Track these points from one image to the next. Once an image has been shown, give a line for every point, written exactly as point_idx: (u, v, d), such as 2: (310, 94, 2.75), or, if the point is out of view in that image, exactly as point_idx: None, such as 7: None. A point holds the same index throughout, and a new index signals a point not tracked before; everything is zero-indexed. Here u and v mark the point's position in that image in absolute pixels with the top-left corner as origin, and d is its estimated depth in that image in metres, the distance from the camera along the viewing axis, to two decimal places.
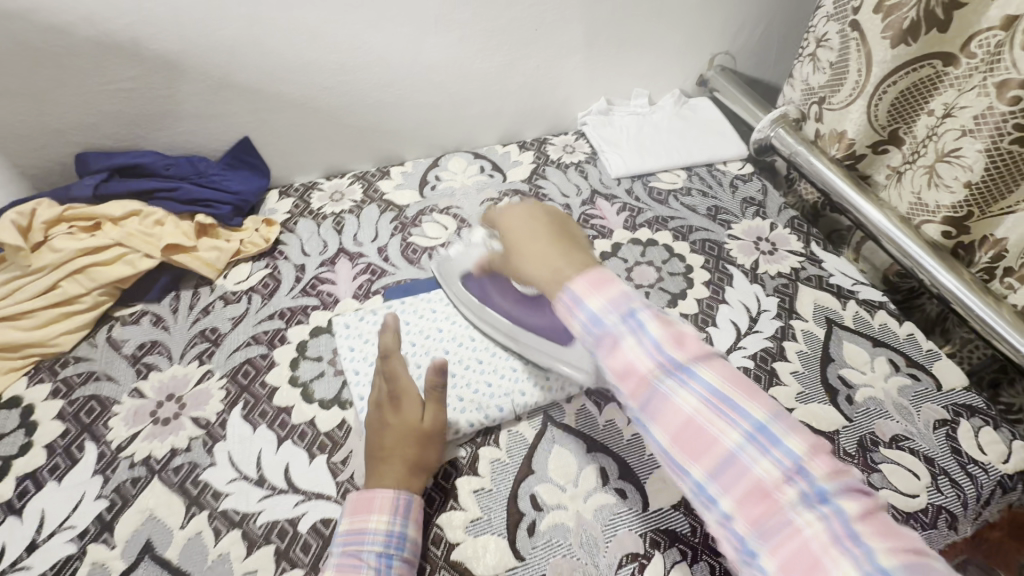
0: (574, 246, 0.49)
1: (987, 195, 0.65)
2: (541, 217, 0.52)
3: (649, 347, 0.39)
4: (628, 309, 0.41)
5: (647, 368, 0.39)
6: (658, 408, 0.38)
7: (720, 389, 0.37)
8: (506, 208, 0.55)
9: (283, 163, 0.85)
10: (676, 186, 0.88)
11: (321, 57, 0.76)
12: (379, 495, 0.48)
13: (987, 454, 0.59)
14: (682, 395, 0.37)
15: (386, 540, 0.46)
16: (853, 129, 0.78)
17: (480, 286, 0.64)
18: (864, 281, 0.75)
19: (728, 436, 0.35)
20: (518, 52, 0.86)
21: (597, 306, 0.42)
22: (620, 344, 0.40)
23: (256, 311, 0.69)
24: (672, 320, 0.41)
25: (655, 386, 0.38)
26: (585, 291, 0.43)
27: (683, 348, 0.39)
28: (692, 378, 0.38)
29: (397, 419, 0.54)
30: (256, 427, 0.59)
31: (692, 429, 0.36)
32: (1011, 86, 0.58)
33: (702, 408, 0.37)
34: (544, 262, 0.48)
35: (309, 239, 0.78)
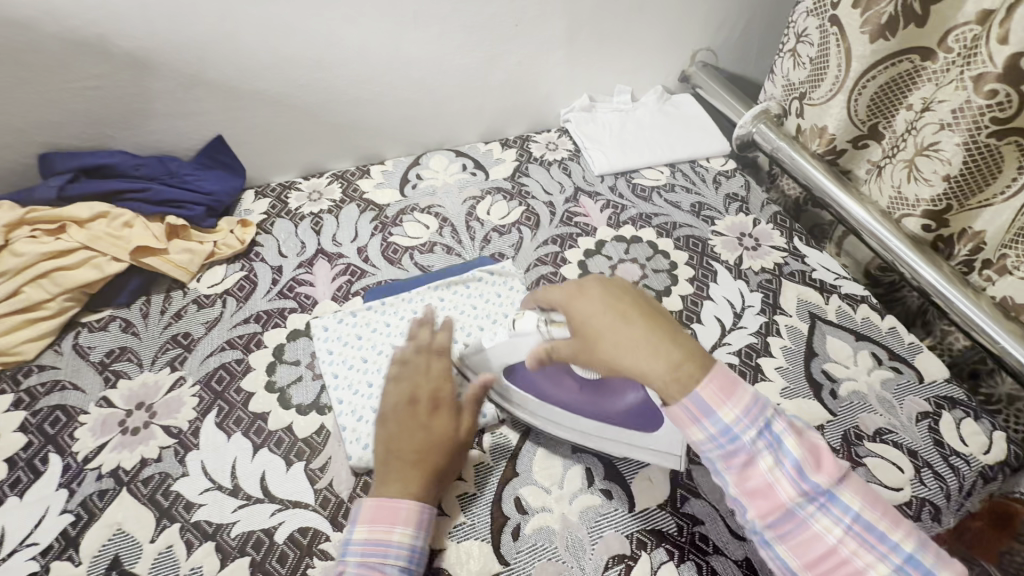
0: (672, 327, 0.44)
1: (966, 187, 0.65)
2: (621, 292, 0.46)
3: (790, 470, 0.38)
4: (762, 421, 0.40)
5: (789, 493, 0.38)
6: (799, 534, 0.37)
7: (863, 515, 0.37)
8: (577, 284, 0.48)
9: (259, 162, 0.83)
10: (659, 183, 0.88)
11: (297, 53, 0.74)
12: (405, 507, 0.47)
13: (968, 446, 0.59)
14: (824, 522, 0.37)
15: (408, 555, 0.46)
16: (833, 125, 0.78)
17: (531, 381, 0.56)
18: (846, 275, 0.75)
19: (875, 567, 0.36)
20: (499, 48, 0.84)
21: (729, 417, 0.40)
22: (756, 463, 0.39)
23: (231, 315, 0.67)
24: (803, 432, 0.41)
25: (796, 512, 0.37)
26: (713, 399, 0.40)
27: (822, 468, 0.38)
28: (835, 505, 0.37)
29: (434, 423, 0.52)
30: (231, 435, 0.57)
31: (835, 558, 0.36)
32: (988, 80, 0.58)
33: (846, 536, 0.37)
34: (657, 356, 0.42)
35: (287, 240, 0.76)
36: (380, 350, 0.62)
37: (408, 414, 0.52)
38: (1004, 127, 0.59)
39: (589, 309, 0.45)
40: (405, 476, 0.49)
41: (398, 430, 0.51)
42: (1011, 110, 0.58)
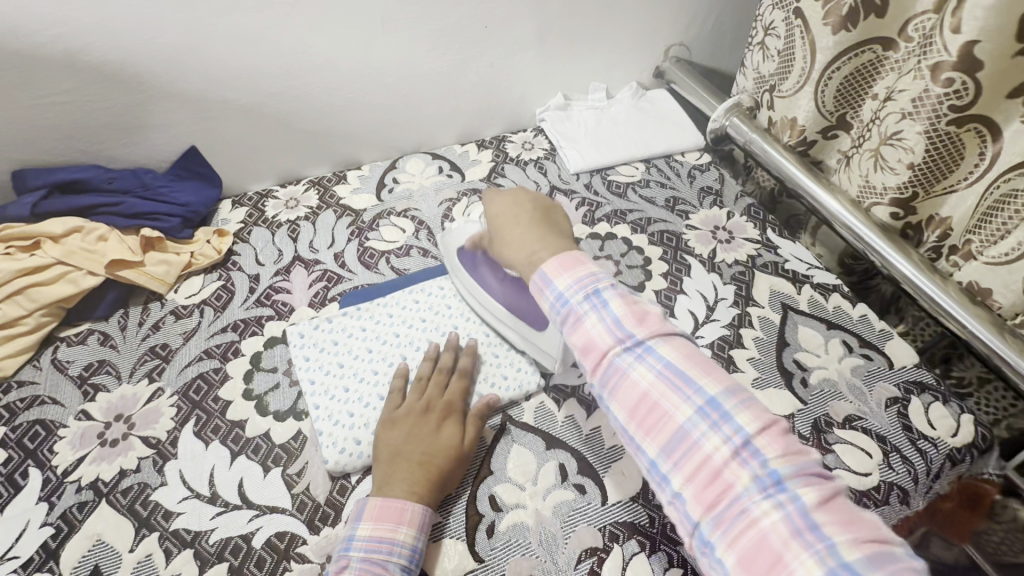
0: (551, 231, 0.57)
1: (930, 175, 0.66)
2: (523, 202, 0.61)
3: (610, 324, 0.46)
4: (593, 288, 0.48)
5: (608, 344, 0.46)
6: (619, 382, 0.44)
7: (672, 364, 0.44)
8: (498, 193, 0.63)
9: (235, 171, 0.84)
10: (634, 179, 0.89)
11: (267, 63, 0.75)
12: (409, 508, 0.49)
13: (936, 429, 0.60)
14: (639, 369, 0.44)
15: (408, 555, 0.47)
16: (803, 116, 0.79)
17: (473, 259, 0.66)
18: (818, 265, 0.76)
19: (677, 407, 0.42)
20: (470, 50, 0.85)
21: (564, 285, 0.49)
22: (584, 321, 0.48)
23: (209, 324, 0.68)
24: (635, 300, 0.48)
25: (615, 361, 0.45)
26: (555, 271, 0.51)
27: (641, 324, 0.46)
28: (648, 354, 0.44)
29: (442, 430, 0.54)
30: (208, 443, 0.57)
31: (648, 401, 0.43)
32: (944, 69, 0.58)
33: (655, 380, 0.43)
34: (523, 247, 0.56)
35: (264, 248, 0.76)
36: (357, 355, 0.63)
37: (421, 421, 0.55)
38: (962, 115, 0.60)
39: (496, 212, 0.61)
40: (411, 477, 0.51)
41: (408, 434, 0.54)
42: (968, 98, 0.58)
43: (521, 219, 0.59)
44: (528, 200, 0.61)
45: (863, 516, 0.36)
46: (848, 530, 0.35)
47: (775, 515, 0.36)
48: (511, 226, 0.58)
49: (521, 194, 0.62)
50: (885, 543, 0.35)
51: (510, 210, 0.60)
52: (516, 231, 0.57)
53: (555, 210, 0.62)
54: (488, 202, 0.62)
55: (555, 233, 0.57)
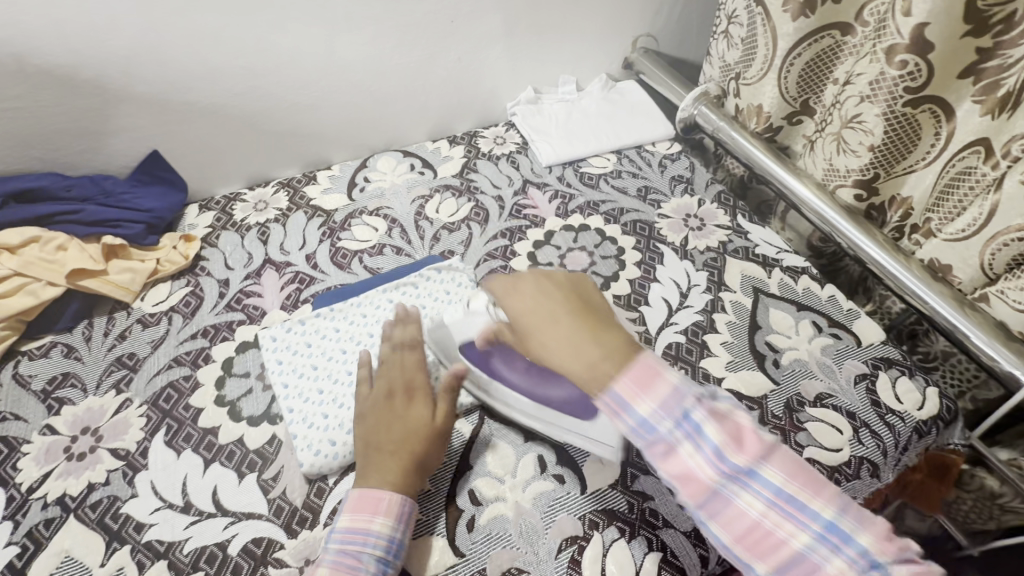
0: (599, 327, 0.46)
1: (890, 156, 0.67)
2: (549, 289, 0.49)
3: (709, 455, 0.39)
4: (680, 410, 0.41)
5: (709, 477, 0.39)
6: (724, 513, 0.39)
7: (783, 489, 0.38)
8: (508, 280, 0.52)
9: (201, 175, 0.82)
10: (606, 170, 0.89)
11: (227, 62, 0.73)
12: (385, 497, 0.48)
13: (904, 403, 0.62)
14: (747, 499, 0.38)
15: (384, 546, 0.47)
16: (768, 103, 0.80)
17: (486, 358, 0.58)
18: (787, 248, 0.78)
19: (796, 537, 0.37)
20: (436, 45, 0.84)
21: (645, 408, 0.41)
22: (676, 450, 0.40)
23: (178, 332, 0.66)
24: (726, 413, 0.41)
25: (718, 493, 0.39)
26: (631, 393, 0.42)
27: (742, 448, 0.39)
28: (755, 481, 0.39)
29: (410, 411, 0.54)
30: (180, 452, 0.56)
31: (759, 532, 0.38)
32: (899, 51, 0.59)
33: (769, 512, 0.38)
34: (578, 355, 0.45)
35: (233, 252, 0.75)
36: (331, 356, 0.62)
37: (386, 406, 0.54)
38: (917, 96, 0.61)
39: (519, 307, 0.49)
40: (386, 465, 0.50)
41: (377, 421, 0.53)
42: (921, 80, 0.60)
43: (557, 312, 0.47)
44: (551, 286, 0.50)
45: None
46: None
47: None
48: (548, 327, 0.47)
49: (541, 279, 0.51)
50: None
51: (536, 304, 0.48)
52: (557, 334, 0.46)
53: (588, 289, 0.52)
54: (498, 290, 0.51)
55: (606, 327, 0.47)
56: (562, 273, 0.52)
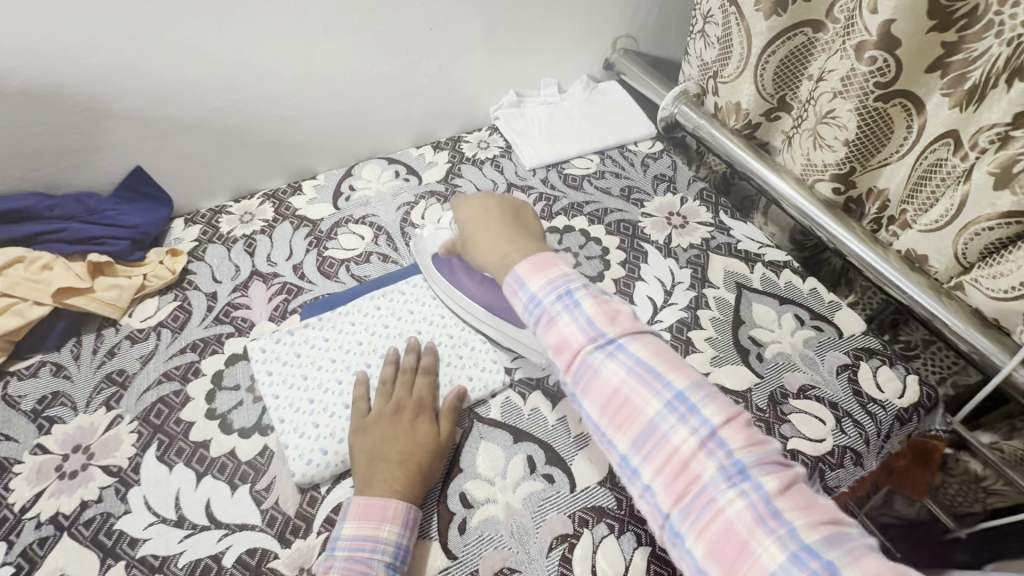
0: (520, 232, 0.58)
1: (865, 150, 0.69)
2: (491, 207, 0.61)
3: (584, 326, 0.47)
4: (565, 289, 0.48)
5: (580, 342, 0.46)
6: (590, 379, 0.45)
7: (643, 361, 0.44)
8: (463, 202, 0.64)
9: (186, 189, 0.82)
10: (589, 171, 0.90)
11: (207, 76, 0.74)
12: (392, 505, 0.49)
13: (884, 391, 0.63)
14: (610, 367, 0.45)
15: (392, 552, 0.48)
16: (745, 101, 0.81)
17: (448, 266, 0.66)
18: (769, 243, 0.79)
19: (649, 404, 0.43)
20: (416, 52, 0.85)
21: (536, 286, 0.49)
22: (556, 320, 0.48)
23: (167, 347, 0.66)
24: (607, 300, 0.48)
25: (587, 359, 0.45)
26: (528, 273, 0.50)
27: (613, 324, 0.46)
28: (620, 352, 0.45)
29: (416, 427, 0.55)
30: (172, 466, 0.57)
31: (619, 398, 0.44)
32: (868, 48, 0.61)
33: (627, 377, 0.44)
34: (495, 251, 0.56)
35: (220, 265, 0.75)
36: (320, 366, 0.62)
37: (393, 421, 0.55)
38: (887, 91, 0.62)
39: (466, 218, 0.61)
40: (393, 475, 0.51)
41: (384, 433, 0.54)
42: (890, 75, 0.61)
43: (490, 222, 0.59)
44: (494, 205, 0.62)
45: (814, 497, 0.38)
46: (807, 514, 0.37)
47: (728, 488, 0.38)
48: (482, 232, 0.59)
49: (486, 200, 0.63)
50: (837, 522, 0.37)
51: (479, 215, 0.61)
52: (488, 235, 0.58)
53: (524, 212, 0.63)
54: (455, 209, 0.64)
55: (526, 235, 0.58)
56: (510, 199, 0.64)
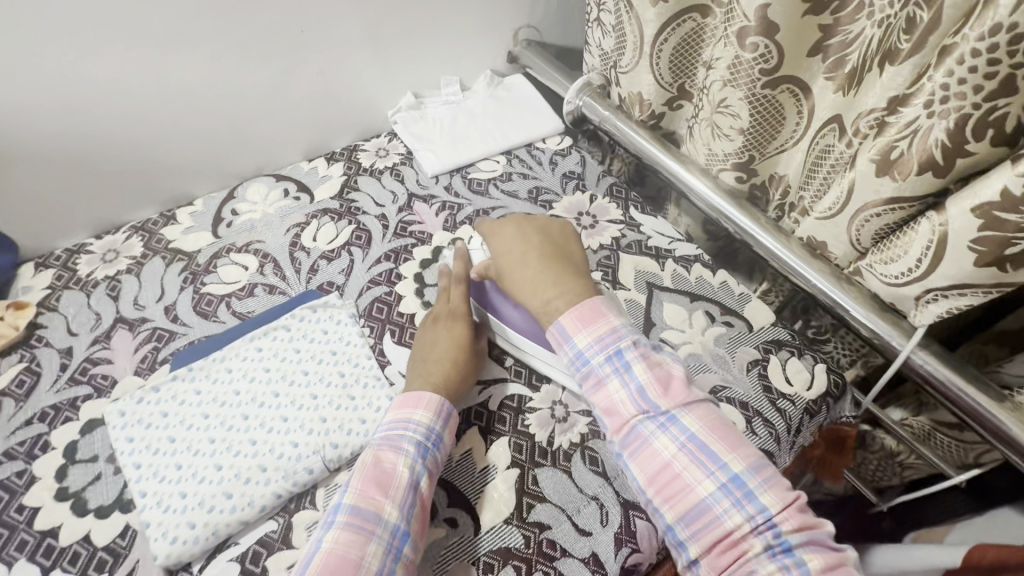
0: (558, 267, 0.58)
1: (760, 138, 0.67)
2: (529, 234, 0.61)
3: (633, 392, 0.50)
4: (615, 350, 0.52)
5: (631, 412, 0.50)
6: (642, 450, 0.48)
7: (697, 436, 0.47)
8: (498, 228, 0.63)
9: (34, 228, 0.72)
10: (495, 174, 0.85)
11: (33, 99, 0.64)
12: (426, 395, 0.53)
13: (793, 385, 0.62)
14: (663, 440, 0.48)
15: (423, 435, 0.51)
16: (647, 91, 0.78)
17: (480, 292, 0.63)
18: (679, 237, 0.77)
19: (703, 484, 0.46)
20: (290, 57, 0.77)
21: (583, 343, 0.53)
22: (606, 384, 0.51)
23: (10, 419, 0.58)
24: (659, 364, 0.52)
25: (638, 429, 0.49)
26: (574, 325, 0.53)
27: (665, 392, 0.50)
28: (672, 425, 0.48)
29: (454, 331, 0.60)
30: (13, 564, 0.49)
31: (671, 471, 0.47)
32: (748, 34, 0.58)
33: (679, 452, 0.47)
34: (537, 291, 0.56)
35: (77, 315, 0.66)
36: (191, 425, 0.55)
37: (437, 325, 0.61)
38: (773, 77, 0.60)
39: (501, 248, 0.61)
40: (435, 372, 0.56)
41: (427, 339, 0.60)
42: (774, 60, 0.59)
43: (530, 251, 0.59)
44: (534, 231, 0.61)
45: None
46: None
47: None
48: (521, 266, 0.58)
49: (524, 226, 0.62)
50: None
51: (516, 246, 0.60)
52: (527, 270, 0.58)
53: (563, 237, 0.62)
54: (491, 234, 0.63)
55: (566, 269, 0.58)
56: (549, 223, 0.64)
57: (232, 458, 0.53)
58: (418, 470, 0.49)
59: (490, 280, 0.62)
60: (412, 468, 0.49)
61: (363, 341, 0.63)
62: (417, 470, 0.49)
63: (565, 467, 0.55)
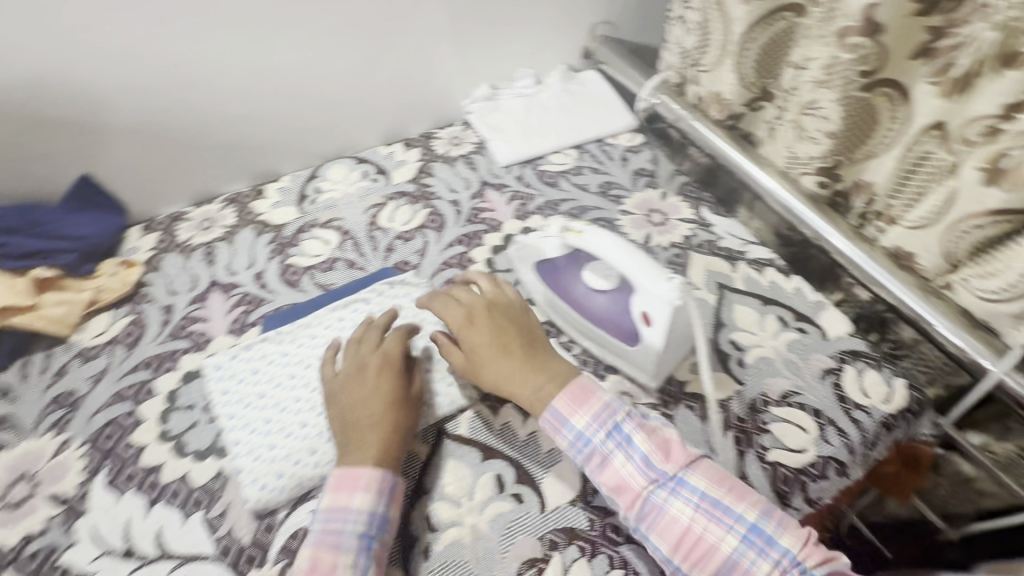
0: (538, 350, 0.56)
1: (850, 143, 0.65)
2: (495, 319, 0.57)
3: (639, 463, 0.48)
4: (614, 424, 0.50)
5: (641, 483, 0.47)
6: (659, 520, 0.46)
7: (708, 493, 0.46)
8: (462, 312, 0.58)
9: (140, 195, 0.77)
10: (566, 166, 0.87)
11: (146, 75, 0.68)
12: (365, 474, 0.48)
13: (870, 397, 0.61)
14: (678, 506, 0.46)
15: (366, 521, 0.46)
16: (728, 90, 0.77)
17: (554, 273, 0.65)
18: (752, 240, 0.76)
19: (726, 541, 0.44)
20: (377, 45, 0.80)
21: (582, 424, 0.50)
22: (611, 460, 0.49)
23: (119, 365, 0.63)
24: (654, 429, 0.50)
25: (651, 499, 0.46)
26: (569, 409, 0.51)
27: (668, 457, 0.48)
28: (683, 487, 0.46)
29: (381, 385, 0.54)
30: (122, 493, 0.54)
31: (692, 536, 0.45)
32: (850, 34, 0.57)
33: (696, 514, 0.45)
34: (525, 381, 0.54)
35: (177, 276, 0.72)
36: (278, 383, 0.59)
37: (360, 380, 0.55)
38: (871, 80, 0.59)
39: (473, 338, 0.56)
40: (369, 440, 0.50)
41: (354, 400, 0.53)
42: (873, 63, 0.58)
43: (500, 335, 0.56)
44: (501, 308, 0.59)
45: None
46: None
47: None
48: (502, 357, 0.55)
49: (491, 303, 0.59)
50: None
51: (487, 325, 0.57)
52: (510, 362, 0.55)
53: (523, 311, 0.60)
54: (454, 321, 0.58)
55: (542, 350, 0.56)
56: (506, 295, 0.60)
57: (315, 417, 0.57)
58: (363, 565, 0.45)
59: (564, 260, 0.64)
60: (354, 564, 0.45)
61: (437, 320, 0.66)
62: (361, 566, 0.45)
63: None
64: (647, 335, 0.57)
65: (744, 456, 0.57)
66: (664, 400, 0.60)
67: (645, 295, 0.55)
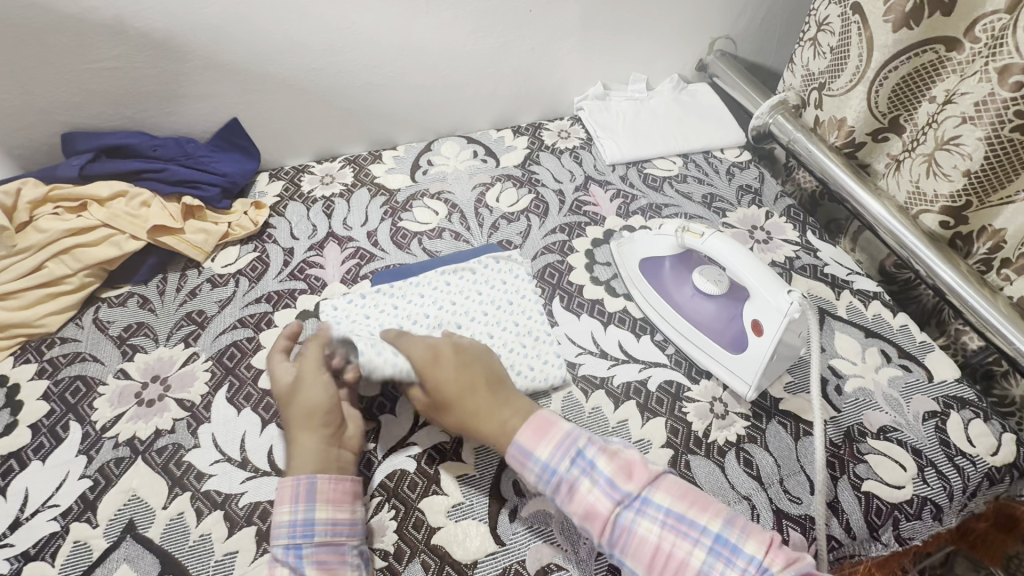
0: (500, 388, 0.54)
1: (986, 185, 0.63)
2: (456, 362, 0.54)
3: (604, 486, 0.46)
4: (575, 450, 0.48)
5: (608, 507, 0.46)
6: (630, 542, 0.45)
7: (673, 509, 0.46)
8: (428, 350, 0.54)
9: (274, 145, 0.83)
10: (671, 173, 0.87)
11: (305, 35, 0.74)
12: (282, 486, 0.49)
13: (976, 447, 0.58)
14: (645, 525, 0.45)
15: (290, 530, 0.47)
16: (853, 117, 0.76)
17: (656, 275, 0.67)
18: (859, 271, 0.74)
19: (694, 555, 0.44)
20: (511, 33, 0.83)
21: (546, 454, 0.48)
22: (578, 488, 0.47)
23: (244, 294, 0.69)
24: (616, 451, 0.49)
25: (620, 522, 0.45)
26: (531, 443, 0.49)
27: (631, 478, 0.47)
28: (648, 506, 0.46)
29: (287, 399, 0.54)
30: (241, 409, 0.59)
31: (663, 554, 0.44)
32: (1014, 72, 0.56)
33: (663, 531, 0.45)
34: (489, 420, 0.52)
35: (298, 223, 0.77)
36: None
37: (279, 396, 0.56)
38: None
39: (440, 381, 0.53)
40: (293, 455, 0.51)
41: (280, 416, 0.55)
42: None
43: (464, 378, 0.53)
44: (466, 346, 0.56)
45: None
46: None
47: None
48: (466, 400, 0.52)
49: (458, 344, 0.55)
50: None
51: (454, 364, 0.54)
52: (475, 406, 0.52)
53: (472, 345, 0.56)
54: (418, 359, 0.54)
55: (499, 386, 0.54)
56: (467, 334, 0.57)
57: None
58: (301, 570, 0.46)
59: (670, 261, 0.66)
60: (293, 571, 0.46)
61: (538, 300, 0.68)
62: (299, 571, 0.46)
63: (718, 461, 0.57)
64: (753, 344, 0.58)
65: (838, 481, 0.56)
66: (756, 413, 0.60)
67: (762, 301, 0.57)
